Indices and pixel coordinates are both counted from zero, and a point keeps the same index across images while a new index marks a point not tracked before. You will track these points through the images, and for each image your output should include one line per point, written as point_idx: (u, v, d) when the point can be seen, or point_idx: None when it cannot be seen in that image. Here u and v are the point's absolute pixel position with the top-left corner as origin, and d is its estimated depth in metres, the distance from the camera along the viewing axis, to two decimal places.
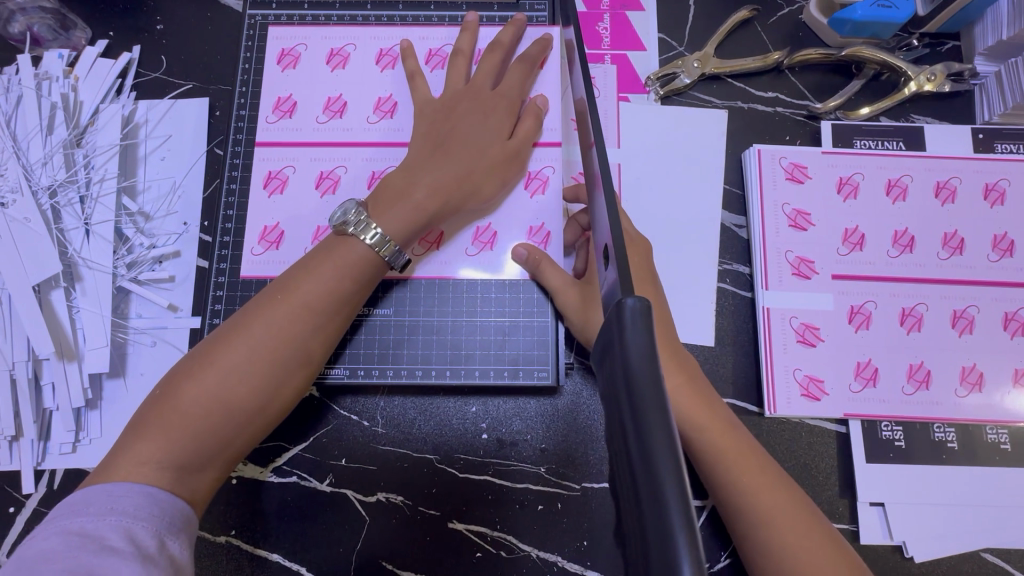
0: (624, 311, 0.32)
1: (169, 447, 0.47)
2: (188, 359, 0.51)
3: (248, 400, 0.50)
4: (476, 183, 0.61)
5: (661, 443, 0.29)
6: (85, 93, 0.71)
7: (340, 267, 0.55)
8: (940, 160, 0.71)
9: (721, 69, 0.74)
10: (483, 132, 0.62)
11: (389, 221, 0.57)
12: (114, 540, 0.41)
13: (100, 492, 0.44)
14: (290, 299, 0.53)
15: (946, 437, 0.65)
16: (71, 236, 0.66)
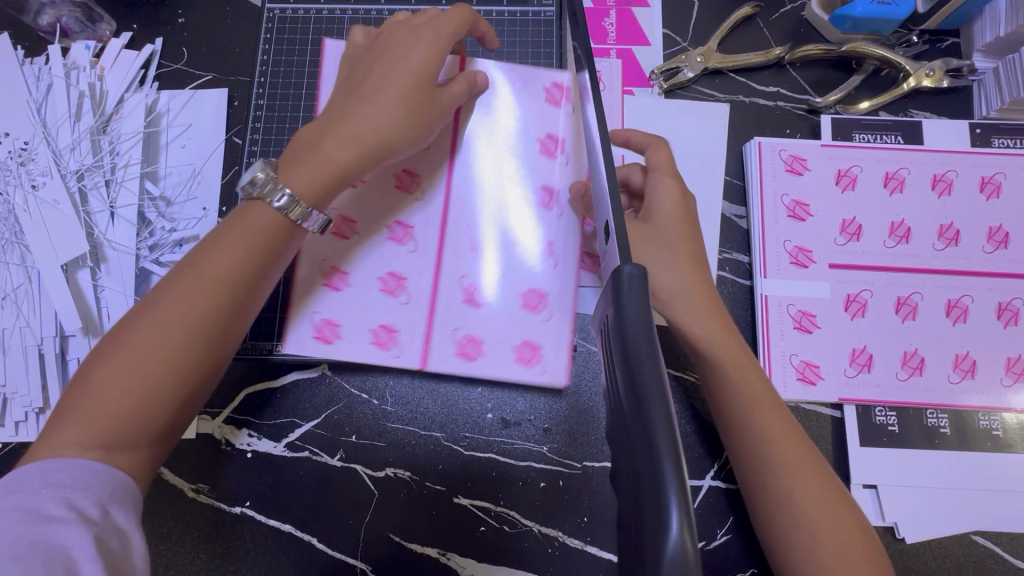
0: (622, 277, 0.35)
1: (89, 434, 0.45)
2: (102, 343, 0.48)
3: (166, 376, 0.47)
4: (380, 138, 0.57)
5: (653, 390, 0.31)
6: (111, 82, 0.75)
7: (250, 235, 0.52)
8: (937, 154, 0.72)
9: (724, 64, 0.76)
10: (397, 88, 0.58)
11: (297, 179, 0.54)
12: (85, 507, 0.43)
13: (35, 471, 0.43)
14: (198, 273, 0.50)
15: (939, 423, 0.67)
16: (97, 219, 0.69)
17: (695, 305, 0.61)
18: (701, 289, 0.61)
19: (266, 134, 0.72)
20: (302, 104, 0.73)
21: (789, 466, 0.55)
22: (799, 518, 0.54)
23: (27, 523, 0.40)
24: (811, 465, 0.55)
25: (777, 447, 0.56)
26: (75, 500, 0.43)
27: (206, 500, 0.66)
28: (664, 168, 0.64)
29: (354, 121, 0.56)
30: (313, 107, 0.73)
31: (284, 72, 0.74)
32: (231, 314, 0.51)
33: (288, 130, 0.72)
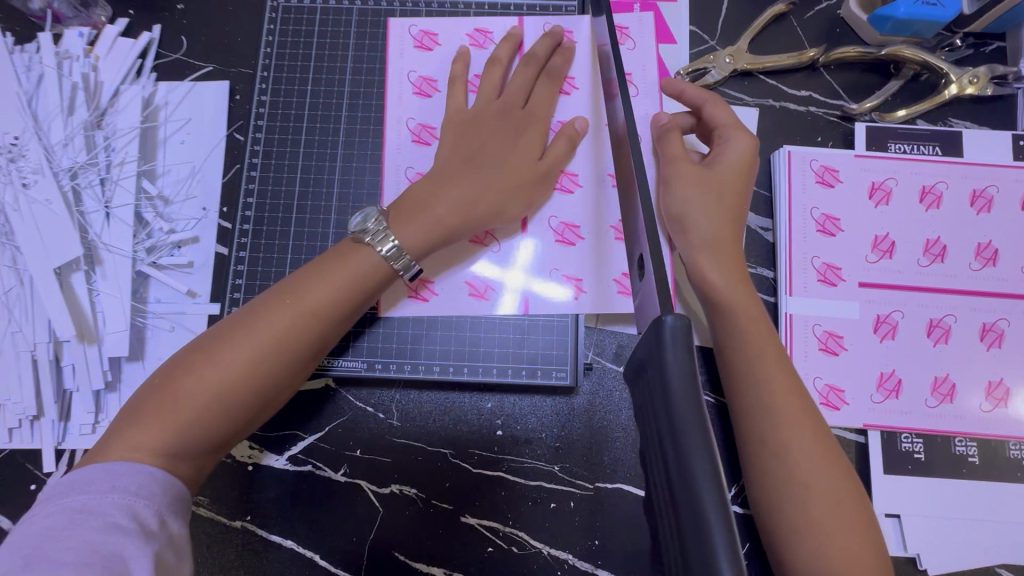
0: (665, 329, 0.32)
1: (168, 434, 0.49)
2: (195, 347, 0.53)
3: (243, 397, 0.52)
4: (501, 202, 0.60)
5: (700, 464, 0.28)
6: (106, 73, 0.71)
7: (351, 274, 0.56)
8: (978, 168, 0.68)
9: (754, 65, 0.71)
10: (514, 152, 0.61)
11: (407, 235, 0.57)
12: (128, 514, 0.44)
13: (99, 469, 0.47)
14: (298, 303, 0.54)
15: (967, 451, 0.64)
16: (91, 219, 0.66)
17: (727, 297, 0.56)
18: (731, 244, 0.58)
19: (270, 133, 0.68)
20: (307, 102, 0.69)
21: (814, 486, 0.53)
22: (822, 543, 0.52)
23: (96, 530, 0.43)
24: (838, 484, 0.54)
25: (804, 465, 0.54)
26: (137, 509, 0.46)
27: (206, 513, 0.64)
28: (730, 124, 0.62)
29: (457, 181, 0.59)
30: (319, 104, 0.69)
31: (288, 66, 0.70)
32: (316, 345, 0.55)
33: (292, 129, 0.68)
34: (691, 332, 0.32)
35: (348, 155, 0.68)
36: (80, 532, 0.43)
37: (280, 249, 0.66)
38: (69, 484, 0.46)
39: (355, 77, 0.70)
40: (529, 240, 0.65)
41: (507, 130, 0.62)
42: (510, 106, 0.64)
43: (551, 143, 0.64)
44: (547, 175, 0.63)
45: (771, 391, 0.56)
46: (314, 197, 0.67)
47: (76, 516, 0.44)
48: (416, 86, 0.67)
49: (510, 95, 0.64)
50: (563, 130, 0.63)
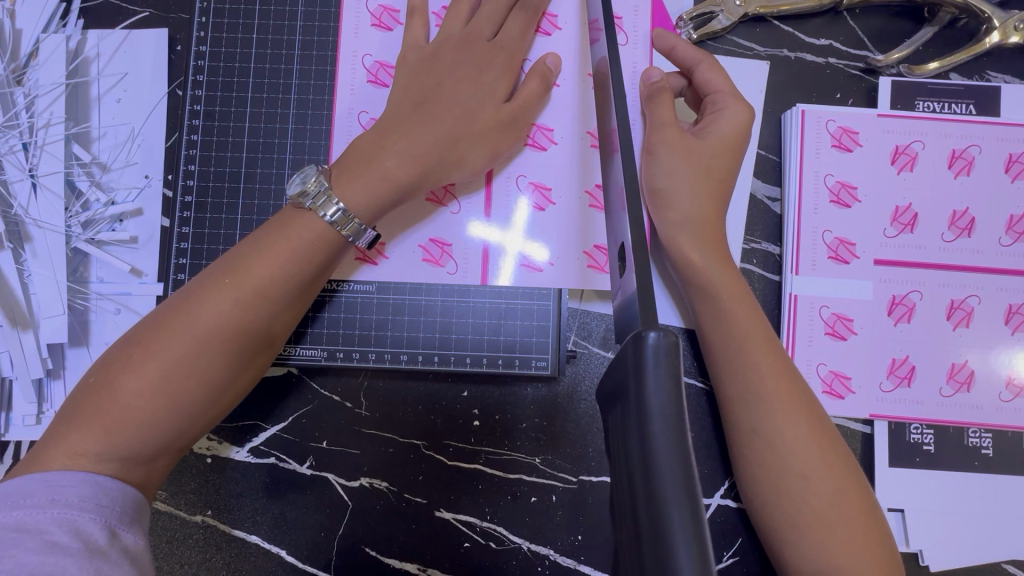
0: (646, 347, 0.28)
1: (110, 441, 0.43)
2: (126, 342, 0.46)
3: (196, 395, 0.45)
4: (460, 152, 0.53)
5: (675, 509, 0.24)
6: (23, 20, 0.62)
7: (300, 245, 0.48)
8: (1016, 129, 0.61)
9: (767, 9, 0.62)
10: (477, 96, 0.54)
11: (351, 194, 0.50)
12: (59, 536, 0.39)
13: (39, 481, 0.41)
14: (240, 282, 0.47)
15: (981, 443, 0.59)
16: (16, 190, 0.59)
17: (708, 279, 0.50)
18: (711, 226, 0.51)
19: (211, 89, 0.60)
20: (253, 53, 0.60)
21: (810, 479, 0.46)
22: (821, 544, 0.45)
23: (33, 552, 0.37)
24: (837, 480, 0.46)
25: (799, 457, 0.47)
26: (80, 523, 0.40)
27: (164, 507, 0.60)
28: (725, 90, 0.54)
29: (408, 128, 0.52)
30: (267, 55, 0.60)
31: (230, 10, 0.60)
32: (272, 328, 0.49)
33: (237, 85, 0.60)
34: (679, 351, 0.28)
35: (301, 115, 0.59)
36: (15, 552, 0.37)
37: (226, 225, 0.58)
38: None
39: (307, 21, 0.60)
40: (520, 200, 0.58)
41: (474, 70, 0.54)
42: (475, 39, 0.55)
43: (523, 82, 0.56)
44: (515, 121, 0.55)
45: (765, 371, 0.48)
46: (264, 163, 0.59)
47: (9, 537, 0.38)
48: (375, 18, 0.58)
49: (475, 26, 0.56)
50: (534, 68, 0.55)
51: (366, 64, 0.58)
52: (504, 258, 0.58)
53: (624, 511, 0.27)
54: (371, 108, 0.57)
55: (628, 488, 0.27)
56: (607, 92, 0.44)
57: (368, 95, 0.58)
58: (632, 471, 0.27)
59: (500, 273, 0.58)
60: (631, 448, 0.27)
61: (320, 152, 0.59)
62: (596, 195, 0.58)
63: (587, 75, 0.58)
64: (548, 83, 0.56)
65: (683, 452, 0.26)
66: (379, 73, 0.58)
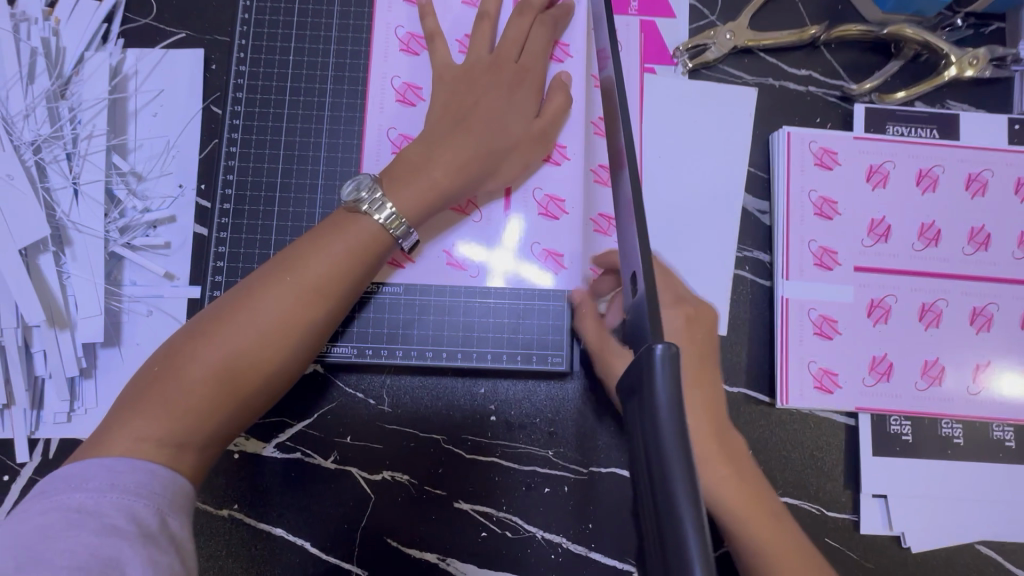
0: (653, 358, 0.32)
1: (173, 426, 0.46)
2: (186, 334, 0.49)
3: (254, 385, 0.49)
4: (496, 161, 0.59)
5: (678, 483, 0.29)
6: (68, 38, 0.66)
7: (353, 246, 0.53)
8: (973, 151, 0.68)
9: (754, 43, 0.69)
10: (511, 110, 0.59)
11: (403, 200, 0.55)
12: (117, 520, 0.41)
13: (98, 466, 0.43)
14: (299, 279, 0.51)
15: (953, 433, 0.65)
16: (58, 197, 0.63)
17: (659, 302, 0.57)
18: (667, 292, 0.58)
19: (250, 105, 0.64)
20: (290, 72, 0.65)
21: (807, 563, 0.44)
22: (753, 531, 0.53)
23: (95, 533, 0.39)
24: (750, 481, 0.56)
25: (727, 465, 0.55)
26: (136, 509, 0.42)
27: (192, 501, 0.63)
28: None
29: (451, 138, 0.57)
30: (302, 74, 0.65)
31: (268, 33, 0.65)
32: (324, 324, 0.52)
33: (274, 101, 0.64)
34: (679, 359, 0.32)
35: (334, 130, 0.64)
36: (77, 532, 0.39)
37: (262, 231, 0.62)
38: (59, 482, 0.42)
39: (341, 45, 0.65)
40: (518, 215, 0.64)
41: (505, 87, 0.60)
42: (504, 61, 0.61)
43: (548, 96, 0.62)
44: (544, 135, 0.62)
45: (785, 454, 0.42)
46: (299, 174, 0.63)
47: (73, 518, 0.40)
48: (403, 43, 0.65)
49: (502, 49, 0.61)
50: (556, 83, 0.63)
51: (397, 85, 0.64)
52: (500, 266, 0.64)
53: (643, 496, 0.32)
54: (402, 125, 0.63)
55: (641, 463, 0.32)
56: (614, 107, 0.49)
57: (399, 113, 0.63)
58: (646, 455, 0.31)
59: (490, 274, 0.64)
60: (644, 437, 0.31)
61: (351, 164, 0.63)
62: (601, 222, 0.65)
63: (593, 123, 0.66)
64: (569, 96, 0.63)
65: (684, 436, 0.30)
66: (408, 93, 0.64)
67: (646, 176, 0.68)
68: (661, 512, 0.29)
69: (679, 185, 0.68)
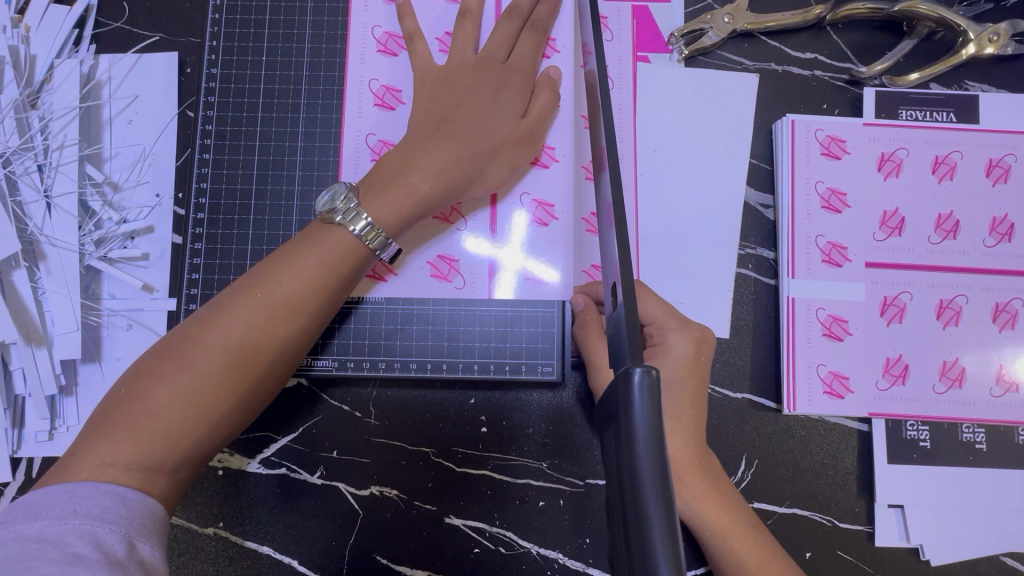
0: (632, 385, 0.29)
1: (140, 450, 0.44)
2: (156, 353, 0.47)
3: (226, 407, 0.47)
4: (481, 167, 0.55)
5: (654, 520, 0.27)
6: (37, 46, 0.64)
7: (329, 259, 0.50)
8: (995, 135, 0.63)
9: (755, 25, 0.65)
10: (494, 111, 0.56)
11: (379, 209, 0.52)
12: (79, 547, 0.38)
13: (60, 492, 0.41)
14: (271, 295, 0.49)
15: (975, 438, 0.61)
16: (31, 210, 0.61)
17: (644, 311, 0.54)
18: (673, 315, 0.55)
19: (222, 110, 0.62)
20: (263, 74, 0.62)
21: None
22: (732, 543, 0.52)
23: (55, 563, 0.37)
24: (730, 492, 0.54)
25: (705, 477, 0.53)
26: (101, 535, 0.40)
27: (177, 520, 0.61)
28: None
29: (431, 145, 0.54)
30: (275, 77, 0.62)
31: (239, 34, 0.63)
32: (300, 339, 0.50)
33: (247, 106, 0.62)
34: (660, 385, 0.30)
35: (310, 134, 0.61)
36: (36, 563, 0.37)
37: (238, 241, 0.60)
38: (23, 509, 0.40)
39: (315, 44, 0.62)
40: (519, 219, 0.61)
41: (489, 89, 0.56)
42: (490, 61, 0.58)
43: (535, 93, 0.59)
44: (532, 134, 0.58)
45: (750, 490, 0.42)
46: (274, 180, 0.61)
47: (33, 548, 0.38)
48: (380, 44, 0.61)
49: (488, 48, 0.58)
50: (543, 81, 0.59)
51: (376, 88, 0.61)
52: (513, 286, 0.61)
53: (617, 534, 0.29)
54: (381, 129, 0.60)
55: (617, 494, 0.29)
56: (597, 101, 0.46)
57: (377, 118, 0.60)
58: (621, 482, 0.29)
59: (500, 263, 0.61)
60: (621, 468, 0.29)
61: (329, 169, 0.61)
62: (591, 220, 0.63)
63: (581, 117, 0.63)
64: (558, 93, 0.59)
65: (662, 469, 0.28)
66: (387, 95, 0.61)
67: (642, 172, 0.64)
68: (634, 554, 0.27)
69: (676, 181, 0.64)
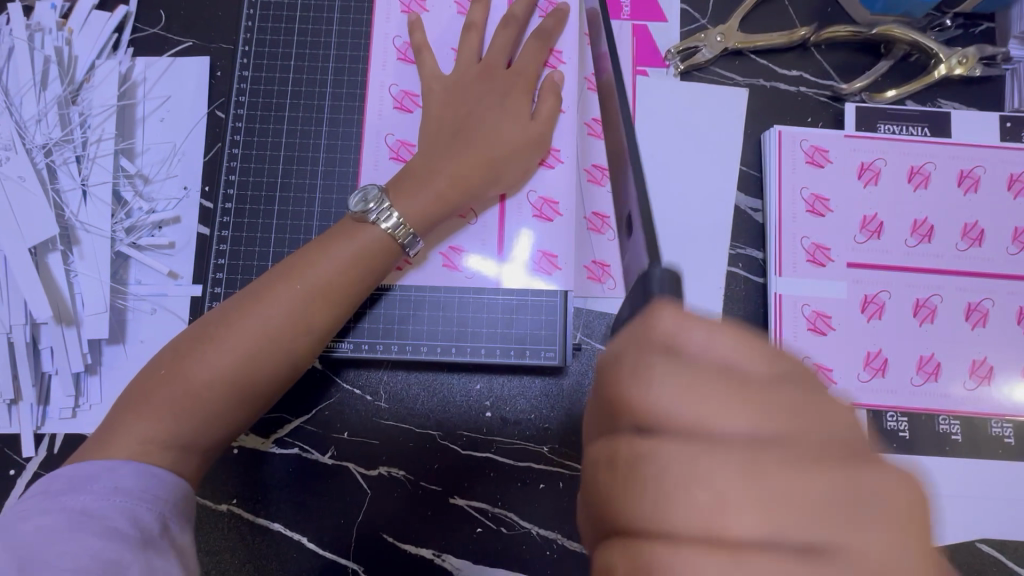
0: (653, 279, 0.34)
1: (179, 427, 0.47)
2: (192, 337, 0.50)
3: (258, 389, 0.51)
4: (498, 171, 0.60)
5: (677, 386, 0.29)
6: (79, 47, 0.68)
7: (363, 253, 0.55)
8: (965, 148, 0.69)
9: (744, 44, 0.70)
10: (507, 116, 0.61)
11: (407, 208, 0.56)
12: (119, 523, 0.42)
13: (98, 466, 0.44)
14: (307, 282, 0.52)
15: (951, 429, 0.65)
16: (68, 198, 0.65)
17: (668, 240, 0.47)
18: None
19: (252, 109, 0.66)
20: (291, 78, 0.67)
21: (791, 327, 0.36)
22: None
23: (97, 536, 0.41)
24: None
25: None
26: (138, 513, 0.43)
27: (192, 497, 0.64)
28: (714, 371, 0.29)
29: (454, 152, 0.59)
30: (302, 80, 0.67)
31: (270, 41, 0.68)
32: (329, 329, 0.54)
33: (275, 106, 0.66)
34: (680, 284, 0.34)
35: (333, 133, 0.66)
36: (80, 536, 0.40)
37: (263, 230, 0.64)
38: (67, 480, 0.43)
39: (340, 52, 0.68)
40: (524, 228, 0.65)
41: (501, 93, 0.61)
42: (502, 70, 0.63)
43: (540, 100, 0.63)
44: (542, 140, 0.62)
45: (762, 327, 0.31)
46: (298, 174, 0.65)
47: (78, 518, 0.41)
48: (401, 53, 0.66)
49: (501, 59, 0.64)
50: (546, 87, 0.63)
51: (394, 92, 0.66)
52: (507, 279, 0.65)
53: None
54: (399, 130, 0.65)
55: None
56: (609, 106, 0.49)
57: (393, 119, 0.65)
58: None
59: (514, 255, 0.65)
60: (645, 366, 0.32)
61: (349, 166, 0.65)
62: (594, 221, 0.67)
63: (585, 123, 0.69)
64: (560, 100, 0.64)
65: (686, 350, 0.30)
66: (405, 100, 0.65)
67: None
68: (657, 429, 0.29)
69: (671, 185, 0.69)
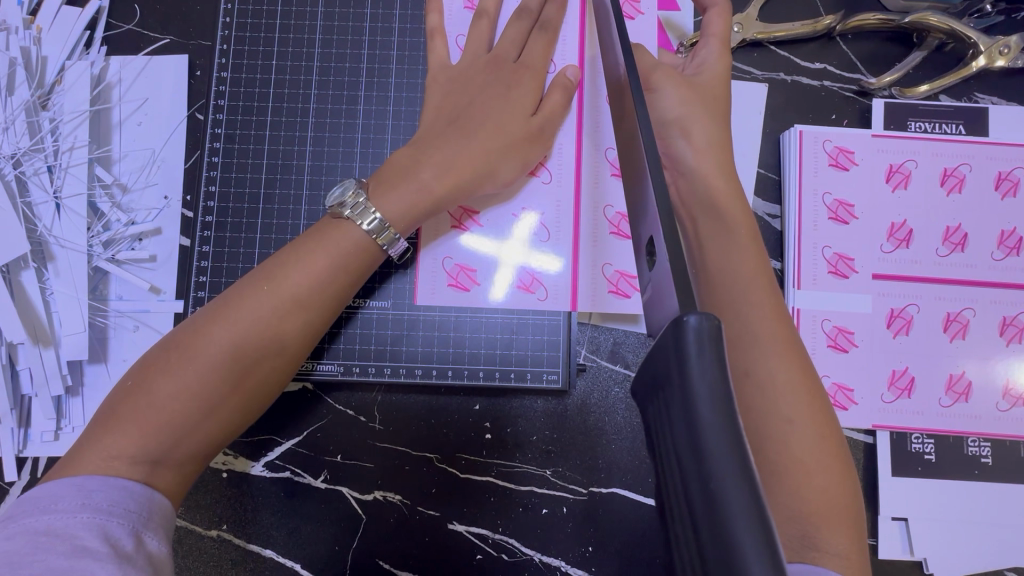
0: (686, 331, 0.25)
1: (147, 442, 0.44)
2: (165, 344, 0.47)
3: (232, 401, 0.47)
4: (492, 164, 0.55)
5: (732, 491, 0.22)
6: (49, 47, 0.64)
7: (332, 254, 0.51)
8: (1005, 149, 0.63)
9: (765, 35, 0.65)
10: (505, 108, 0.55)
11: (389, 206, 0.52)
12: (88, 540, 0.39)
13: (69, 485, 0.41)
14: (278, 290, 0.48)
15: (980, 452, 0.61)
16: (40, 211, 0.61)
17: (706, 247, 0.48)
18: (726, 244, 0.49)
19: (232, 113, 0.62)
20: (273, 79, 0.63)
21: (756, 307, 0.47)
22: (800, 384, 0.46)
23: (62, 555, 0.37)
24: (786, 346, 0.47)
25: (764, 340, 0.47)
26: (109, 529, 0.40)
27: (180, 522, 0.61)
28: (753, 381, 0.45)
29: (436, 143, 0.54)
30: (284, 80, 0.62)
31: (250, 38, 0.63)
32: (307, 337, 0.50)
33: (256, 110, 0.62)
34: (720, 336, 0.26)
35: (319, 137, 0.62)
36: (45, 556, 0.37)
37: (246, 244, 0.60)
38: (32, 503, 0.41)
39: (325, 49, 0.63)
40: (531, 212, 0.60)
41: (499, 87, 0.56)
42: (502, 61, 0.58)
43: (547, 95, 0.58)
44: (542, 132, 0.57)
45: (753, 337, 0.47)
46: (283, 183, 0.61)
47: (40, 541, 0.38)
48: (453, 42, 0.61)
49: (501, 49, 0.58)
50: (556, 81, 0.58)
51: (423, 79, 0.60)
52: (500, 264, 0.60)
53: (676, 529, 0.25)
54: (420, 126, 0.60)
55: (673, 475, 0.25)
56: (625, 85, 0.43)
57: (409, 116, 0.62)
58: (678, 453, 0.24)
59: (513, 230, 0.60)
60: (677, 436, 0.25)
61: (335, 173, 0.61)
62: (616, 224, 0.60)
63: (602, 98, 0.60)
64: (571, 95, 0.58)
65: (733, 427, 0.24)
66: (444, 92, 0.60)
67: None
68: (705, 543, 0.22)
69: None
